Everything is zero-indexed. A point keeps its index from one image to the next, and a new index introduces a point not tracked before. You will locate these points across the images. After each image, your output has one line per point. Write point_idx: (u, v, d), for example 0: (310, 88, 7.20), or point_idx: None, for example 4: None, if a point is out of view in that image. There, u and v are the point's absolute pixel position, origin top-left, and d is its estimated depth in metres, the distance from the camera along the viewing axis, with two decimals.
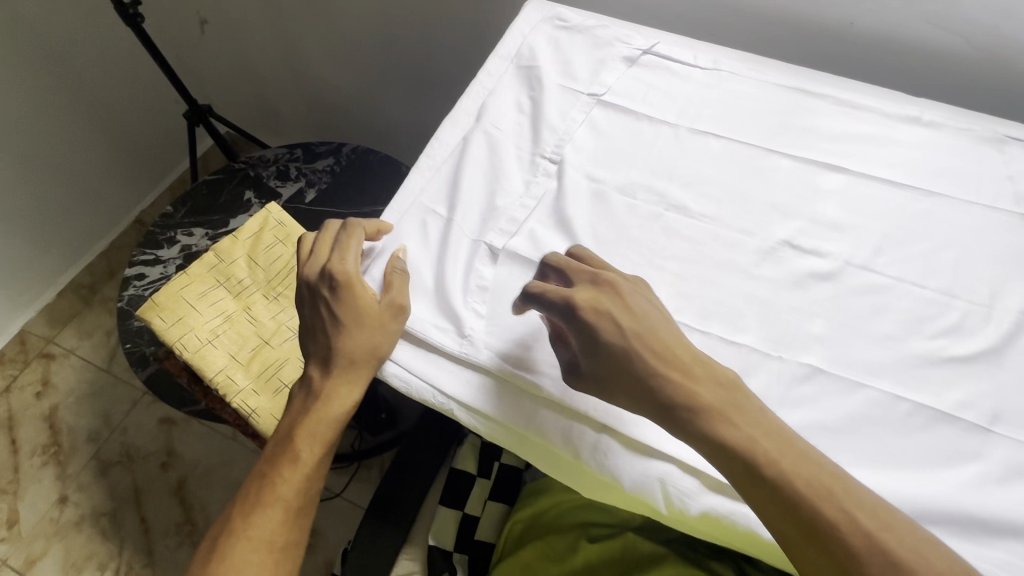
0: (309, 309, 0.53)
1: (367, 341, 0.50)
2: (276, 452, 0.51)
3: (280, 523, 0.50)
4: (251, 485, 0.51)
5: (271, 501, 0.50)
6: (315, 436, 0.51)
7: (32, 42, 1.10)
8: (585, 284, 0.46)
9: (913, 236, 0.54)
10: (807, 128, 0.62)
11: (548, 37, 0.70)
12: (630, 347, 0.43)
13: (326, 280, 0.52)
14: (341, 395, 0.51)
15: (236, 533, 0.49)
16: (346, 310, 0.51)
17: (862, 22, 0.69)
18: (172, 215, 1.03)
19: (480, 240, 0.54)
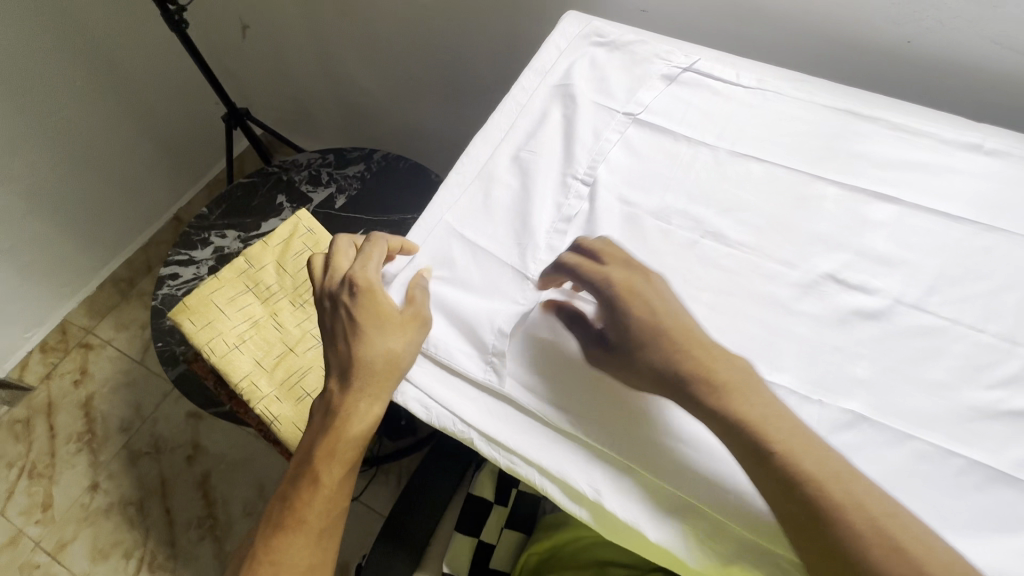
0: (329, 327, 0.55)
1: (385, 357, 0.50)
2: (300, 473, 0.53)
3: (306, 542, 0.52)
4: (278, 504, 0.54)
5: (296, 523, 0.52)
6: (334, 455, 0.52)
7: (82, 43, 1.14)
8: (619, 264, 0.47)
9: (972, 275, 0.50)
10: (856, 153, 0.59)
11: (585, 53, 0.68)
12: (658, 325, 0.44)
13: (344, 296, 0.54)
14: (357, 413, 0.51)
15: (268, 552, 0.52)
16: (363, 326, 0.52)
17: (920, 40, 0.65)
18: (206, 216, 1.05)
19: (510, 262, 0.53)
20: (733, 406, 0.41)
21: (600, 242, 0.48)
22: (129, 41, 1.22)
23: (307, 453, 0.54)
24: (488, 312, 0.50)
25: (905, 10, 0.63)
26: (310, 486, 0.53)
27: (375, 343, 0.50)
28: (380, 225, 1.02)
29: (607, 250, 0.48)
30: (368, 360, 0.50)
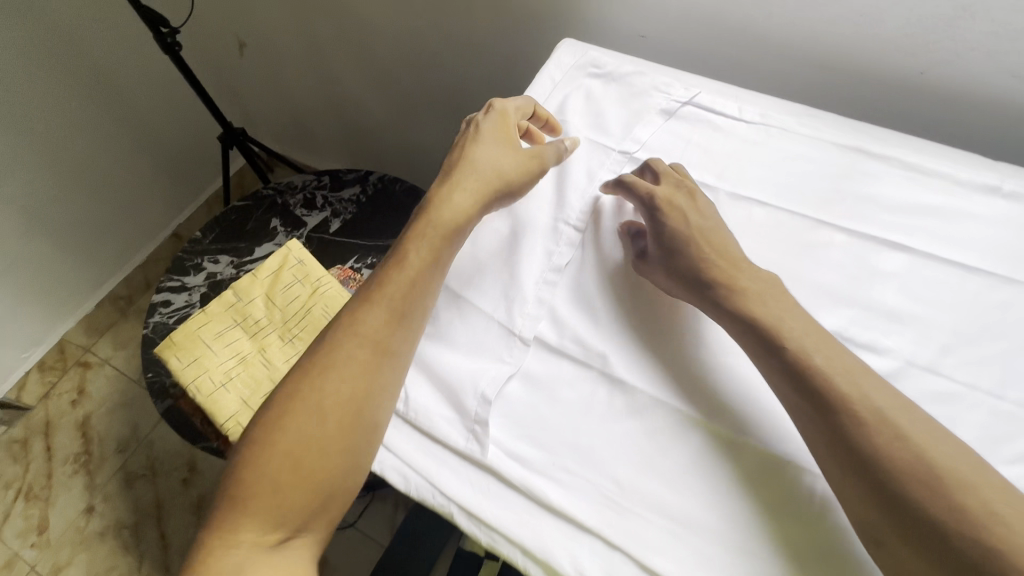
0: (458, 146, 0.60)
1: (502, 163, 0.56)
2: (388, 260, 0.52)
3: (388, 327, 0.48)
4: (362, 292, 0.50)
5: (377, 298, 0.49)
6: (434, 239, 0.52)
7: (78, 64, 1.13)
8: (668, 184, 0.54)
9: (988, 333, 0.47)
10: (865, 197, 0.56)
11: (581, 86, 0.66)
12: (693, 232, 0.51)
13: (484, 120, 0.60)
14: (464, 210, 0.54)
15: (348, 331, 0.48)
16: (487, 144, 0.58)
17: (932, 73, 0.62)
18: (200, 240, 1.03)
19: (499, 320, 0.50)
20: (750, 307, 0.46)
21: (656, 166, 0.56)
22: (126, 60, 1.21)
23: (403, 247, 0.52)
24: (471, 376, 0.48)
25: (920, 41, 0.60)
26: (399, 270, 0.50)
27: (507, 154, 0.57)
28: (375, 250, 1.00)
29: (663, 171, 0.55)
30: (493, 162, 0.56)
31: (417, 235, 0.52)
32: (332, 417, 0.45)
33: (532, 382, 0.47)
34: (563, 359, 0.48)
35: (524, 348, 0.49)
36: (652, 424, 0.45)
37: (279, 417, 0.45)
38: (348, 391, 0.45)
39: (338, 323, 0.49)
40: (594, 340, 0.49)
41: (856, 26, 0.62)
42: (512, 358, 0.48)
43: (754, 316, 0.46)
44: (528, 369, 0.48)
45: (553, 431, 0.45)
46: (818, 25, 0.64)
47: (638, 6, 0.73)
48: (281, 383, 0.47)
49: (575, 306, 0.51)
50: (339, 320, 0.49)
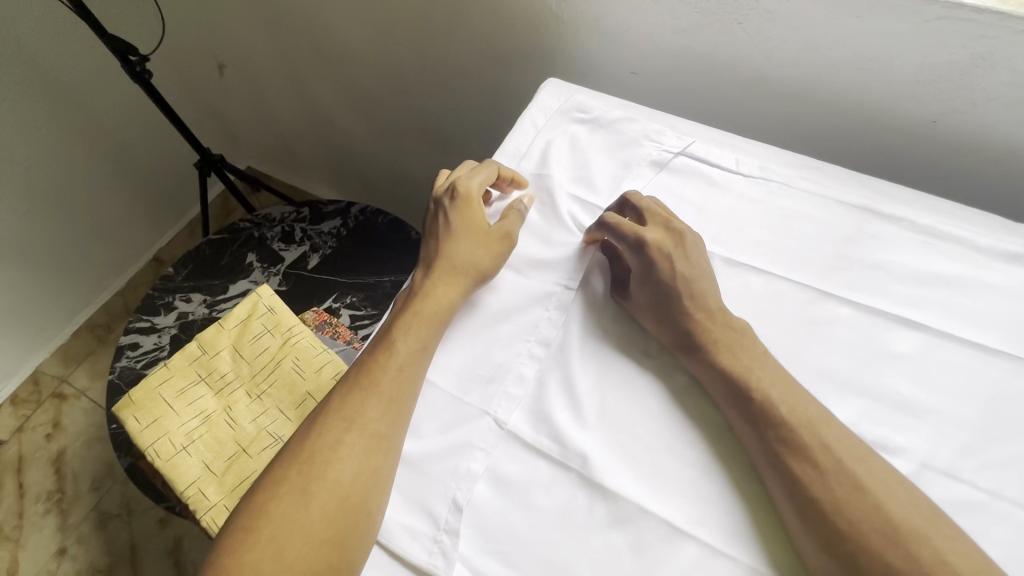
0: (430, 226, 0.55)
1: (474, 252, 0.51)
2: (374, 346, 0.48)
3: (377, 408, 0.44)
4: (350, 370, 0.47)
5: (367, 386, 0.45)
6: (422, 316, 0.48)
7: (54, 93, 1.07)
8: (656, 224, 0.50)
9: (1011, 430, 0.42)
10: (875, 264, 0.51)
11: (566, 133, 0.61)
12: (677, 280, 0.47)
13: (447, 201, 0.54)
14: (439, 294, 0.49)
15: (335, 413, 0.44)
16: (460, 227, 0.52)
17: (948, 122, 0.57)
18: (172, 277, 0.99)
19: (468, 407, 0.45)
20: (728, 361, 0.44)
21: (636, 202, 0.52)
22: (105, 88, 1.16)
23: (395, 319, 0.49)
24: (437, 475, 0.43)
25: (934, 88, 0.55)
26: (388, 347, 0.47)
27: (470, 243, 0.51)
28: (354, 288, 0.94)
29: (650, 207, 0.52)
30: (456, 253, 0.51)
31: (404, 313, 0.49)
32: (316, 508, 0.40)
33: (503, 484, 0.42)
34: (536, 457, 0.43)
35: (499, 429, 0.44)
36: (638, 539, 0.40)
37: (260, 508, 0.41)
38: (336, 478, 0.41)
39: (325, 405, 0.45)
40: (575, 433, 0.43)
41: (864, 71, 0.57)
42: (484, 444, 0.44)
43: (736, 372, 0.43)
44: (499, 468, 0.43)
45: (526, 545, 0.40)
46: (823, 68, 0.59)
47: (630, 42, 0.68)
48: (266, 471, 0.44)
49: (554, 391, 0.46)
50: (326, 400, 0.45)
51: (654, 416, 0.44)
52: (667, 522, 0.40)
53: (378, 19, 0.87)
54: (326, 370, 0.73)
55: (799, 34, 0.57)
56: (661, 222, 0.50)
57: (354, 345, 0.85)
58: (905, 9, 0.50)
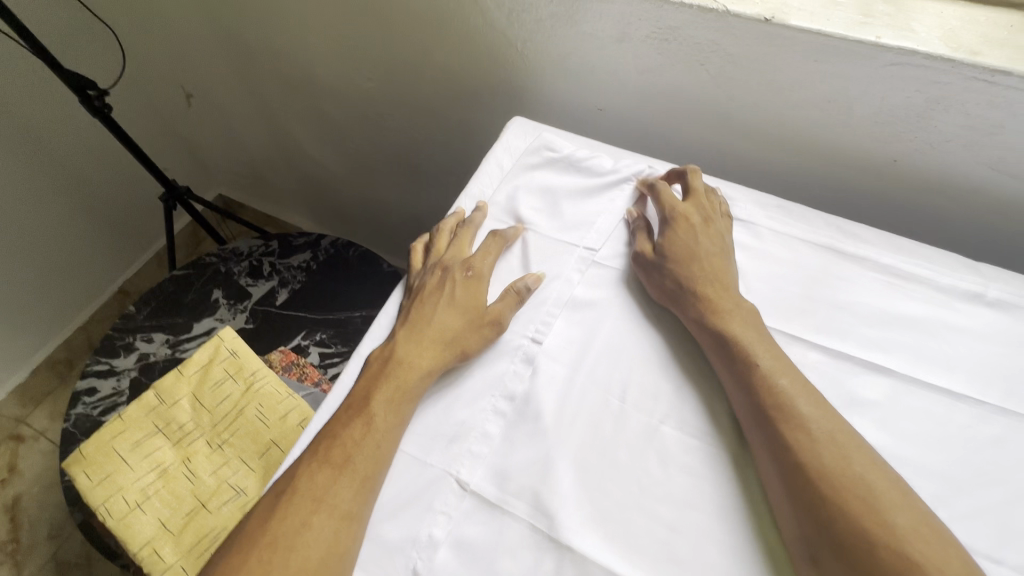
0: (428, 285, 0.53)
1: (463, 327, 0.49)
2: (348, 413, 0.45)
3: (349, 488, 0.41)
4: (321, 439, 0.44)
5: (340, 463, 0.42)
6: (402, 386, 0.46)
7: (10, 128, 1.04)
8: (692, 202, 0.54)
9: (981, 479, 0.42)
10: (841, 306, 0.51)
11: (531, 174, 0.60)
12: (697, 248, 0.52)
13: (458, 270, 0.53)
14: (421, 365, 0.47)
15: (304, 490, 0.41)
16: (456, 300, 0.51)
17: (909, 160, 0.57)
18: (133, 316, 0.95)
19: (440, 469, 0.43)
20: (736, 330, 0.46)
21: (692, 180, 0.56)
22: (65, 121, 1.12)
23: (370, 384, 0.46)
24: (398, 543, 0.41)
25: (893, 129, 0.55)
26: (364, 419, 0.44)
27: (464, 319, 0.49)
28: (325, 324, 0.92)
29: (698, 190, 0.55)
30: (446, 327, 0.49)
31: (382, 379, 0.46)
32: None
33: (467, 551, 0.40)
34: (501, 517, 0.41)
35: (459, 493, 0.42)
36: None
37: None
38: (296, 565, 0.38)
39: (292, 478, 0.42)
40: (543, 494, 0.42)
41: (824, 112, 0.57)
42: (445, 507, 0.42)
43: (739, 337, 0.46)
44: (462, 533, 0.41)
45: None
46: (785, 109, 0.59)
47: (595, 80, 0.68)
48: (224, 549, 0.40)
49: (520, 445, 0.44)
50: (294, 473, 0.42)
51: (624, 472, 0.43)
52: None
53: (346, 53, 0.87)
54: (291, 416, 0.71)
55: (760, 76, 0.57)
56: (694, 201, 0.54)
57: (322, 386, 0.82)
58: (860, 54, 0.51)
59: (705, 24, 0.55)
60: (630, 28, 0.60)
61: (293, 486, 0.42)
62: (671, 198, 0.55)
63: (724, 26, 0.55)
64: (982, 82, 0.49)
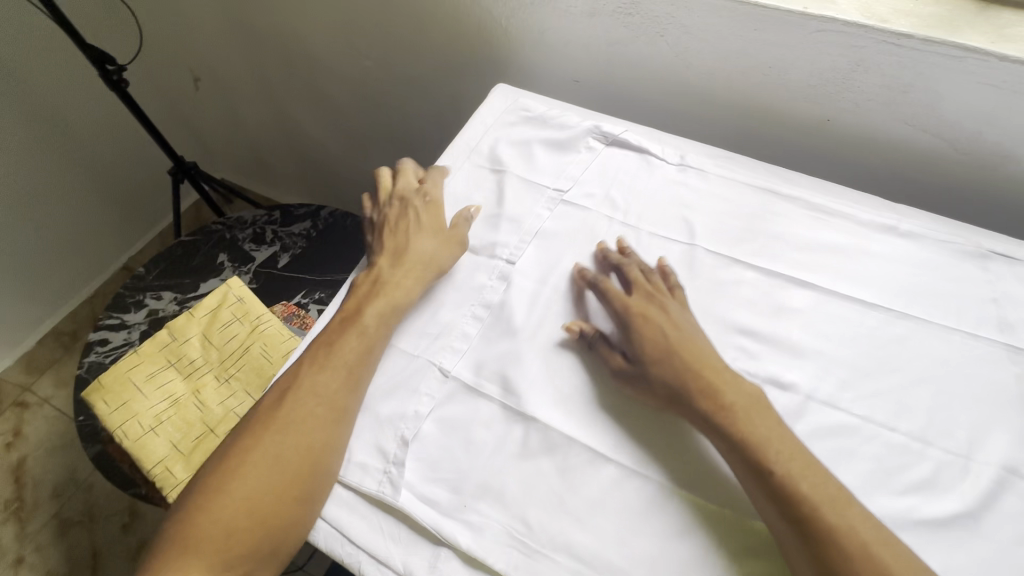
0: (391, 216, 0.61)
1: (436, 252, 0.57)
2: (342, 325, 0.52)
3: (344, 384, 0.49)
4: (318, 346, 0.51)
5: (335, 364, 0.49)
6: (388, 303, 0.53)
7: (27, 103, 1.11)
8: (640, 295, 0.52)
9: (883, 367, 0.50)
10: (775, 236, 0.59)
11: (511, 130, 0.68)
12: (669, 343, 0.49)
13: (416, 202, 0.61)
14: (405, 283, 0.55)
15: (307, 386, 0.49)
16: (426, 231, 0.58)
17: (839, 119, 0.66)
18: (143, 277, 1.02)
19: (429, 360, 0.51)
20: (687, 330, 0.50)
21: (630, 271, 0.54)
22: (78, 99, 1.20)
23: (359, 303, 0.54)
24: (390, 418, 0.49)
25: (824, 90, 0.64)
26: (356, 328, 0.51)
27: (434, 238, 0.58)
28: (323, 284, 0.98)
29: (639, 280, 0.53)
30: (424, 247, 0.57)
31: (369, 298, 0.54)
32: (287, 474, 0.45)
33: (449, 424, 0.48)
34: (478, 397, 0.49)
35: (442, 378, 0.50)
36: (565, 463, 0.45)
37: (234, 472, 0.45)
38: (298, 450, 0.46)
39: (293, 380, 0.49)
40: (513, 377, 0.50)
41: (766, 77, 0.66)
42: (430, 390, 0.49)
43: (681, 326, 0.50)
44: (445, 412, 0.48)
45: (467, 477, 0.45)
46: (733, 75, 0.68)
47: (571, 53, 0.76)
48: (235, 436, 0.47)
49: (495, 342, 0.52)
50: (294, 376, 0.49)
51: (585, 363, 0.51)
52: (592, 449, 0.46)
53: (347, 35, 0.95)
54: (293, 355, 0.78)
55: (710, 46, 0.66)
56: (643, 290, 0.52)
57: None
58: (791, 22, 0.60)
59: None
60: (599, 4, 0.68)
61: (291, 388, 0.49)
62: (620, 293, 0.52)
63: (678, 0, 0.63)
64: (891, 45, 0.57)
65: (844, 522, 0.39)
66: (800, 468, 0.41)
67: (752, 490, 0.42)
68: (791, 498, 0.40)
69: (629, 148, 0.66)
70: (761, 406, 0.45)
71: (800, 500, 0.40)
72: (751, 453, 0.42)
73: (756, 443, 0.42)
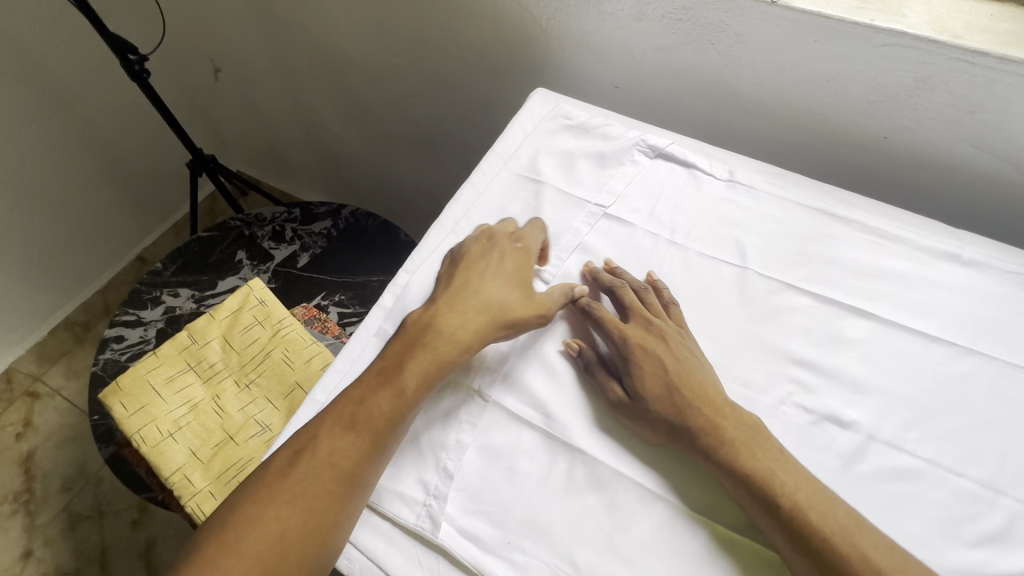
0: (473, 252, 0.53)
1: (508, 305, 0.49)
2: (378, 379, 0.46)
3: (366, 458, 0.43)
4: (343, 402, 0.45)
5: (364, 433, 0.44)
6: (434, 361, 0.47)
7: (45, 89, 1.08)
8: (636, 322, 0.50)
9: (948, 407, 0.47)
10: (831, 260, 0.56)
11: (551, 138, 0.65)
12: (670, 377, 0.46)
13: (507, 246, 0.53)
14: (463, 339, 0.47)
15: (325, 452, 0.43)
16: (506, 279, 0.51)
17: (897, 137, 0.63)
18: (160, 272, 0.99)
19: (462, 380, 0.49)
20: (689, 365, 0.47)
21: (625, 297, 0.51)
22: (96, 87, 1.17)
23: (403, 354, 0.47)
24: (429, 447, 0.46)
25: (883, 107, 0.61)
26: (392, 389, 0.45)
27: (516, 291, 0.50)
28: (343, 286, 0.96)
29: (637, 307, 0.51)
30: (496, 297, 0.49)
31: (415, 352, 0.47)
32: (294, 549, 0.40)
33: (491, 454, 0.46)
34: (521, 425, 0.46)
35: (483, 406, 0.47)
36: (613, 501, 0.43)
37: (236, 542, 0.39)
38: (301, 528, 0.40)
39: (313, 438, 0.43)
40: (555, 405, 0.47)
41: (822, 90, 0.63)
42: (471, 418, 0.47)
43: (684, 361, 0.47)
44: (486, 439, 0.46)
45: (510, 511, 0.43)
46: (787, 86, 0.65)
47: (613, 58, 0.73)
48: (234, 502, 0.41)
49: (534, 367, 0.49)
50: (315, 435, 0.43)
51: None
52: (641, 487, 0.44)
53: (376, 30, 0.92)
54: (315, 361, 0.75)
55: (765, 56, 0.63)
56: (641, 320, 0.49)
57: (342, 339, 0.86)
58: (855, 35, 0.57)
59: (715, 5, 0.61)
60: (648, 8, 0.65)
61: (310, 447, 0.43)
62: (616, 321, 0.49)
63: (734, 8, 0.60)
64: (963, 63, 0.54)
65: (853, 549, 0.38)
66: (808, 496, 0.40)
67: (784, 548, 0.40)
68: (825, 555, 0.38)
69: (675, 162, 0.63)
70: (757, 436, 0.43)
71: (834, 557, 0.38)
72: (756, 488, 0.41)
73: (764, 471, 0.41)
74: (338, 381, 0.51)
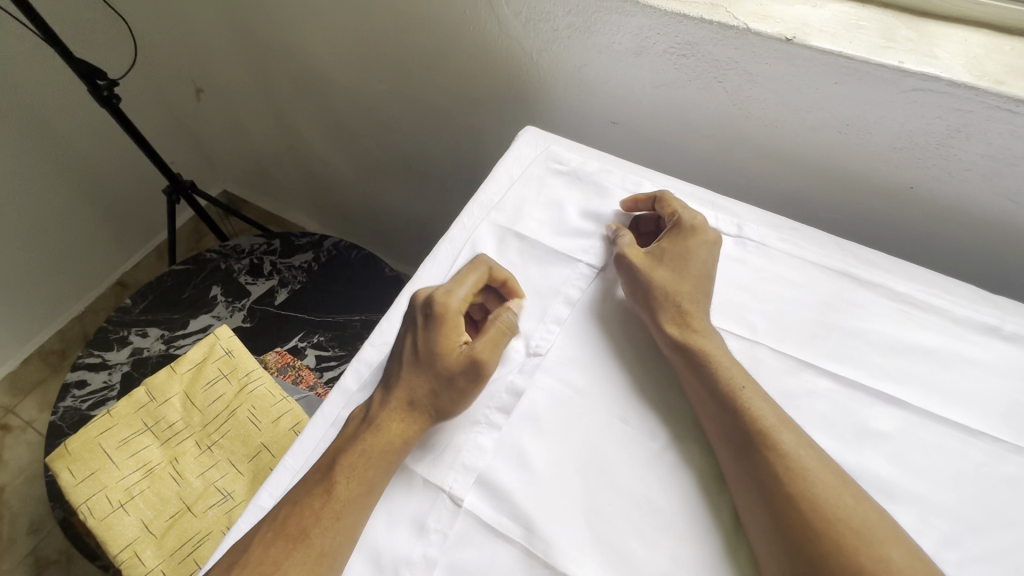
0: (405, 321, 0.48)
1: (430, 392, 0.45)
2: (313, 477, 0.42)
3: (304, 566, 0.38)
4: (281, 505, 0.41)
5: (299, 540, 0.39)
6: (369, 456, 0.42)
7: (16, 114, 1.03)
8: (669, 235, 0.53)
9: (994, 520, 0.41)
10: (854, 333, 0.49)
11: (541, 185, 0.59)
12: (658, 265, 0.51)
13: (425, 310, 0.47)
14: (389, 431, 0.43)
15: (256, 562, 0.38)
16: (428, 361, 0.45)
17: (926, 187, 0.56)
18: (129, 309, 0.93)
19: (444, 491, 0.42)
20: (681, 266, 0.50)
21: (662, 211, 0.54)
22: (72, 110, 1.12)
23: (341, 446, 0.43)
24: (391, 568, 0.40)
25: (911, 155, 0.55)
26: (326, 488, 0.41)
27: (433, 373, 0.45)
28: (322, 327, 0.90)
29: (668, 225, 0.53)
30: (418, 382, 0.45)
31: (350, 443, 0.43)
32: None
33: None
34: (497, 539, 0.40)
35: (454, 507, 0.42)
36: None
37: None
38: None
39: (246, 548, 0.40)
40: (536, 514, 0.41)
41: (842, 136, 0.56)
42: (439, 525, 0.41)
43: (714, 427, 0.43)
44: (455, 559, 0.40)
45: None
46: (801, 130, 0.58)
47: (609, 93, 0.67)
48: None
49: (510, 465, 0.43)
50: (251, 540, 0.40)
51: (628, 501, 0.42)
52: None
53: (359, 54, 0.86)
54: (283, 420, 0.69)
55: (778, 96, 0.56)
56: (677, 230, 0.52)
57: (317, 390, 0.80)
58: (882, 79, 0.50)
59: (723, 40, 0.54)
60: (649, 41, 0.59)
61: (244, 558, 0.39)
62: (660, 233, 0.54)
63: (744, 44, 0.54)
64: (1006, 113, 0.48)
65: None
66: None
67: None
68: None
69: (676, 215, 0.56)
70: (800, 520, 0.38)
71: None
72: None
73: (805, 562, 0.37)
74: (287, 481, 0.44)
